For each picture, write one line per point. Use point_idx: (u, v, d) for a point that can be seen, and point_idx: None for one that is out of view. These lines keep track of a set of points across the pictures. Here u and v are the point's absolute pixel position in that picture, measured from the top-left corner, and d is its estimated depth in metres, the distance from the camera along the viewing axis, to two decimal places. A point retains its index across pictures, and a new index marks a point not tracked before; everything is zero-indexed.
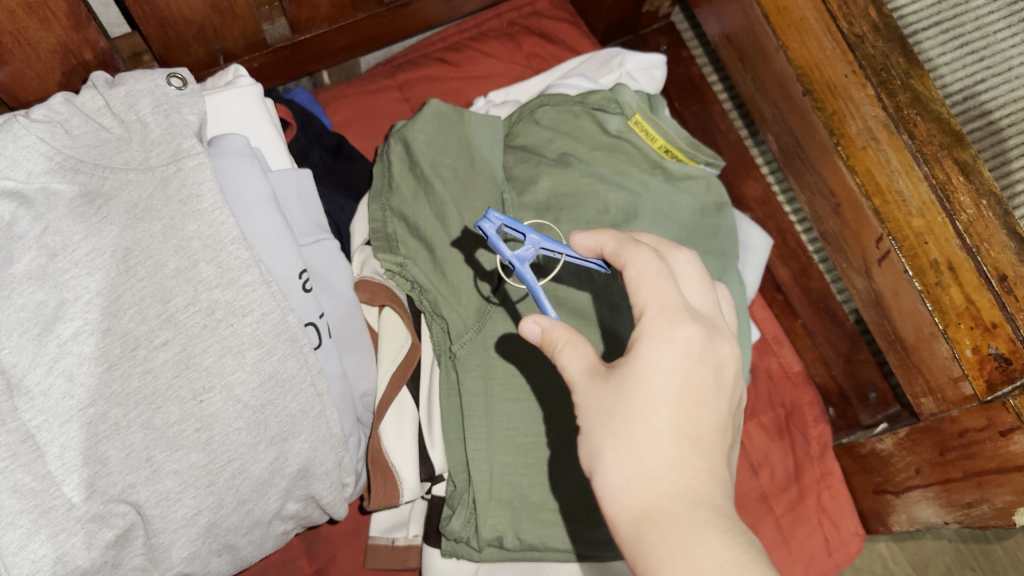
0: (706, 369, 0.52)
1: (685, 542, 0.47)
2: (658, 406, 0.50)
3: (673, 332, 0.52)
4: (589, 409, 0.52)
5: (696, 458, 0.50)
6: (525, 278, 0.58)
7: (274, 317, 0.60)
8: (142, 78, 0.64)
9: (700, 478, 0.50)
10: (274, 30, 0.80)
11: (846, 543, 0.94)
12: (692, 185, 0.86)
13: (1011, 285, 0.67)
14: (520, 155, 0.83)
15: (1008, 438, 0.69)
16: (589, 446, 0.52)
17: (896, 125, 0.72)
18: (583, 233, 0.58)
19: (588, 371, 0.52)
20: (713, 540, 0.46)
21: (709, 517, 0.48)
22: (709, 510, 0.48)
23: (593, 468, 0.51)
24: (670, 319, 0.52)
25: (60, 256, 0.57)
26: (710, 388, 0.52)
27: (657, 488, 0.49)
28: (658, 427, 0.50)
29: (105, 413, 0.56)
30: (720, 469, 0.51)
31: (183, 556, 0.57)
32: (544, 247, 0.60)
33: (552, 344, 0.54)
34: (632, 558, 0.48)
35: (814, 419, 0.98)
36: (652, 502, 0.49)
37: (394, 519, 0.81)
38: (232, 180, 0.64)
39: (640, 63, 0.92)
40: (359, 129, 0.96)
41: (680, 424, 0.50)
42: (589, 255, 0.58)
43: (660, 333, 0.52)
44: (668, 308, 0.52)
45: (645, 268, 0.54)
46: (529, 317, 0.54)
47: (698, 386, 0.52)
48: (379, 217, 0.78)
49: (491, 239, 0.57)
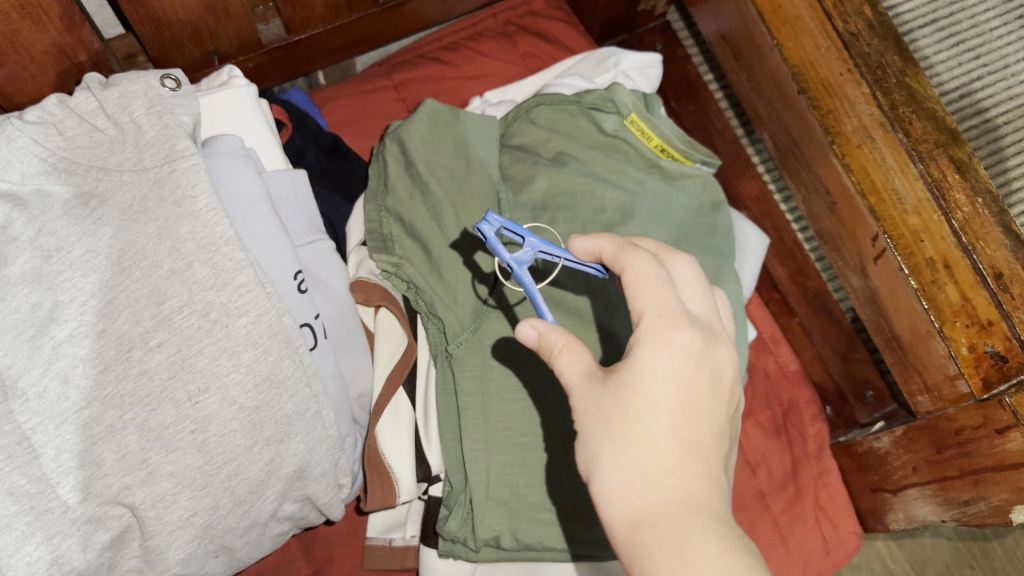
0: (703, 374, 0.52)
1: (682, 547, 0.47)
2: (656, 410, 0.51)
3: (671, 337, 0.52)
4: (587, 413, 0.52)
5: (693, 462, 0.50)
6: (524, 281, 0.57)
7: (269, 318, 0.60)
8: (136, 79, 0.64)
9: (697, 483, 0.50)
10: (269, 31, 0.80)
11: (843, 541, 0.94)
12: (690, 184, 0.85)
13: (1007, 283, 0.67)
14: (516, 155, 0.83)
15: (1004, 436, 0.69)
16: (586, 451, 0.52)
17: (892, 123, 0.72)
18: (582, 238, 0.58)
19: (585, 377, 0.53)
20: (710, 545, 0.47)
21: (705, 523, 0.48)
22: (706, 516, 0.48)
23: (591, 473, 0.51)
24: (668, 324, 0.52)
25: (55, 258, 0.57)
26: (707, 393, 0.52)
27: (654, 493, 0.49)
28: (655, 432, 0.50)
29: (100, 414, 0.55)
30: (717, 473, 0.51)
31: (178, 557, 0.57)
32: (542, 250, 0.60)
33: (550, 348, 0.54)
34: (629, 563, 0.49)
35: (811, 417, 0.98)
36: (650, 507, 0.49)
37: (391, 519, 0.81)
38: (226, 181, 0.63)
39: (635, 62, 0.93)
40: (355, 130, 0.96)
41: (677, 429, 0.51)
42: (588, 260, 0.59)
43: (657, 338, 0.52)
44: (666, 314, 0.53)
45: (643, 272, 0.54)
46: (527, 321, 0.54)
47: (695, 390, 0.52)
48: (375, 217, 0.79)
49: (490, 242, 0.57)
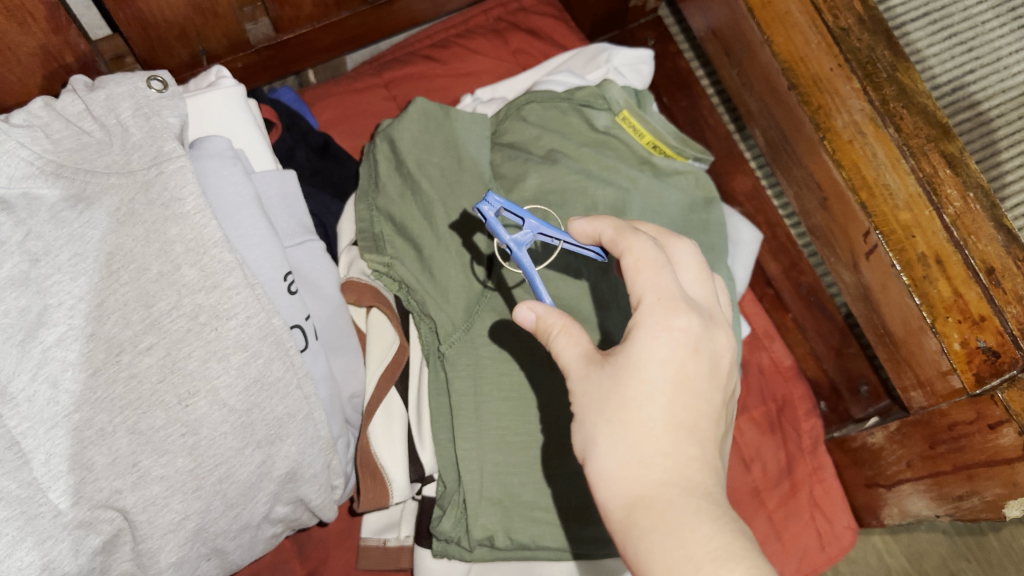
0: (701, 358, 0.52)
1: (677, 528, 0.47)
2: (653, 393, 0.50)
3: (670, 321, 0.52)
4: (584, 395, 0.52)
5: (689, 446, 0.50)
6: (522, 263, 0.58)
7: (259, 320, 0.60)
8: (122, 82, 0.63)
9: (693, 466, 0.50)
10: (257, 31, 0.80)
11: (838, 536, 0.94)
12: (681, 180, 0.85)
13: (999, 277, 0.67)
14: (508, 152, 0.82)
15: (997, 431, 0.69)
16: (583, 432, 0.52)
17: (883, 118, 0.71)
18: (582, 220, 0.58)
19: (583, 359, 0.53)
20: (706, 527, 0.47)
21: (700, 504, 0.48)
22: (702, 497, 0.48)
23: (587, 455, 0.51)
24: (667, 308, 0.52)
25: (43, 262, 0.56)
26: (705, 377, 0.52)
27: (650, 475, 0.49)
28: (651, 414, 0.50)
29: (91, 418, 0.55)
30: (713, 457, 0.51)
31: (171, 561, 0.57)
32: (542, 232, 0.60)
33: (548, 331, 0.54)
34: (624, 544, 0.49)
35: (806, 412, 0.98)
36: (645, 489, 0.49)
37: (385, 520, 0.81)
38: (215, 182, 0.63)
39: (628, 58, 0.92)
40: (346, 129, 0.96)
41: (674, 412, 0.50)
42: (587, 242, 0.58)
43: (656, 322, 0.52)
44: (666, 298, 0.52)
45: (642, 257, 0.54)
46: (525, 303, 0.54)
47: (692, 374, 0.52)
48: (366, 216, 0.78)
49: (490, 222, 0.58)
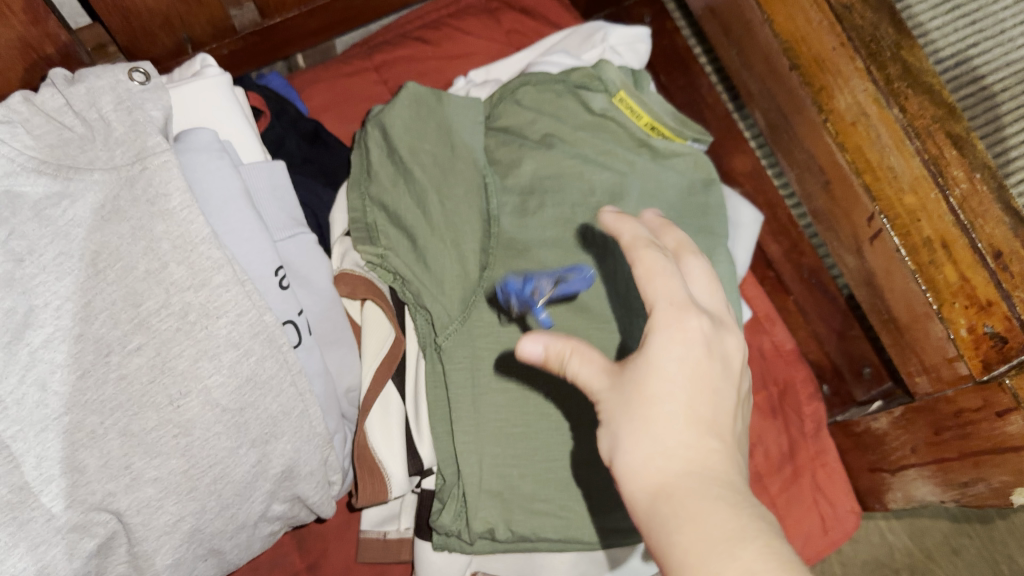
0: (715, 359, 0.49)
1: (703, 516, 0.43)
2: (672, 390, 0.47)
3: (684, 322, 0.48)
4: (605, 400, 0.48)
5: (710, 441, 0.47)
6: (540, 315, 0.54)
7: (249, 318, 0.59)
8: (103, 74, 0.61)
9: (714, 458, 0.46)
10: (243, 17, 0.78)
11: (842, 521, 0.93)
12: (680, 162, 0.83)
13: (1007, 261, 0.66)
14: (503, 137, 0.81)
15: (1005, 419, 0.68)
16: (606, 435, 0.48)
17: (887, 97, 0.69)
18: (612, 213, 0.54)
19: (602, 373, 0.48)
20: (734, 518, 0.43)
21: (722, 493, 0.44)
22: (724, 486, 0.44)
23: (612, 458, 0.47)
24: (680, 309, 0.49)
25: (27, 262, 0.55)
26: (720, 376, 0.49)
27: (673, 468, 0.45)
28: (672, 408, 0.47)
29: (81, 421, 0.54)
30: (734, 452, 0.47)
31: (166, 563, 0.56)
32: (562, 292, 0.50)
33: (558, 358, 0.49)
34: (650, 541, 0.45)
35: (808, 396, 0.98)
36: (669, 481, 0.45)
37: (384, 513, 0.80)
38: (198, 177, 0.61)
39: (623, 37, 0.90)
40: (336, 115, 0.93)
41: (694, 408, 0.47)
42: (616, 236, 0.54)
43: (671, 324, 0.48)
44: (679, 300, 0.49)
45: (652, 262, 0.50)
46: (528, 335, 0.48)
47: (708, 372, 0.48)
48: (359, 206, 0.76)
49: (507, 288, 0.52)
